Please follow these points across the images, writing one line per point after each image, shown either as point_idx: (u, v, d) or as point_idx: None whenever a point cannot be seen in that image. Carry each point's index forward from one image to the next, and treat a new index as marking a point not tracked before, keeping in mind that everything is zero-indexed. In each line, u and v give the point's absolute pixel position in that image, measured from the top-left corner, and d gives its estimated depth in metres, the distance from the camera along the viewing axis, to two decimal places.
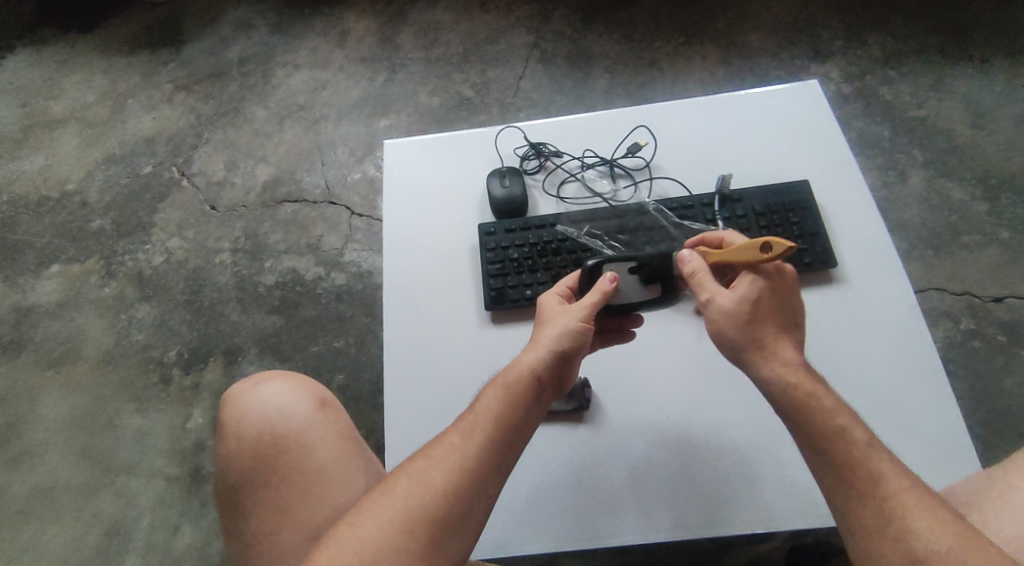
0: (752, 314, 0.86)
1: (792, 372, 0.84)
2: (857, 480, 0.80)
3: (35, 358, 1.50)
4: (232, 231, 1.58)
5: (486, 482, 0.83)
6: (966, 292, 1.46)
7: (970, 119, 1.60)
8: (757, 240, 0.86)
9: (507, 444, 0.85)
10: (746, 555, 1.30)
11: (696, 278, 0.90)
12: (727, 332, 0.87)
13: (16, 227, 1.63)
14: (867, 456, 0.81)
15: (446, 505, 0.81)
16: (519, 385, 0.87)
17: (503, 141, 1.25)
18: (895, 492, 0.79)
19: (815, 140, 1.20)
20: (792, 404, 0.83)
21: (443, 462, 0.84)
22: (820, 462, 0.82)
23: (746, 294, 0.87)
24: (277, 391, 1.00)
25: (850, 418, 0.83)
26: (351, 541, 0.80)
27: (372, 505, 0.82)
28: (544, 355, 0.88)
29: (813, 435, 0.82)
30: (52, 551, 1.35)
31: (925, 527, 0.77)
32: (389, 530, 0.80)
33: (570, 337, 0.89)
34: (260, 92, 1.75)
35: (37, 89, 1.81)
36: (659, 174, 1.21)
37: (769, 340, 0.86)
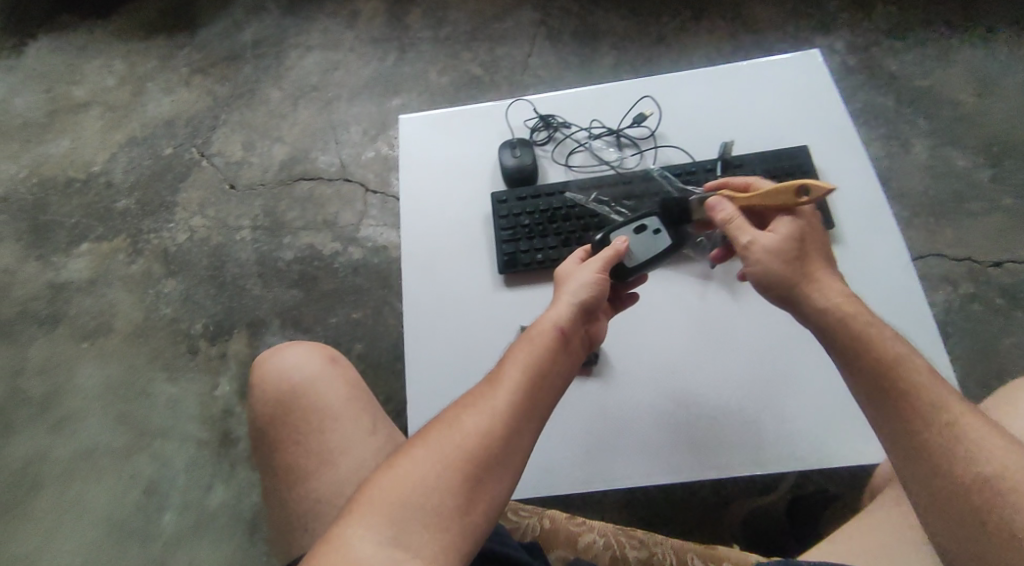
0: (797, 252, 0.91)
1: (847, 301, 0.87)
2: (922, 403, 0.80)
3: (70, 332, 1.57)
4: (252, 209, 1.63)
5: (522, 424, 0.84)
6: (968, 258, 1.49)
7: (974, 87, 1.62)
8: (795, 183, 0.92)
9: (537, 389, 0.86)
10: (747, 509, 1.37)
11: (732, 224, 0.96)
12: (774, 270, 0.91)
13: (46, 207, 1.70)
14: (927, 383, 0.81)
15: (485, 446, 0.81)
16: (546, 333, 0.89)
17: (513, 113, 1.30)
18: (957, 414, 0.79)
19: (817, 107, 1.23)
20: (849, 334, 0.85)
21: (476, 407, 0.84)
22: (881, 393, 0.82)
23: (788, 234, 0.92)
24: (292, 357, 1.06)
25: (907, 347, 0.84)
26: (394, 482, 0.80)
27: (411, 449, 0.82)
28: (566, 309, 0.92)
29: (873, 363, 0.83)
30: (93, 510, 1.42)
31: (992, 448, 0.76)
32: (431, 469, 0.80)
33: (589, 288, 0.94)
34: (274, 74, 1.79)
35: (60, 75, 1.87)
36: (664, 142, 1.25)
37: (817, 274, 0.90)
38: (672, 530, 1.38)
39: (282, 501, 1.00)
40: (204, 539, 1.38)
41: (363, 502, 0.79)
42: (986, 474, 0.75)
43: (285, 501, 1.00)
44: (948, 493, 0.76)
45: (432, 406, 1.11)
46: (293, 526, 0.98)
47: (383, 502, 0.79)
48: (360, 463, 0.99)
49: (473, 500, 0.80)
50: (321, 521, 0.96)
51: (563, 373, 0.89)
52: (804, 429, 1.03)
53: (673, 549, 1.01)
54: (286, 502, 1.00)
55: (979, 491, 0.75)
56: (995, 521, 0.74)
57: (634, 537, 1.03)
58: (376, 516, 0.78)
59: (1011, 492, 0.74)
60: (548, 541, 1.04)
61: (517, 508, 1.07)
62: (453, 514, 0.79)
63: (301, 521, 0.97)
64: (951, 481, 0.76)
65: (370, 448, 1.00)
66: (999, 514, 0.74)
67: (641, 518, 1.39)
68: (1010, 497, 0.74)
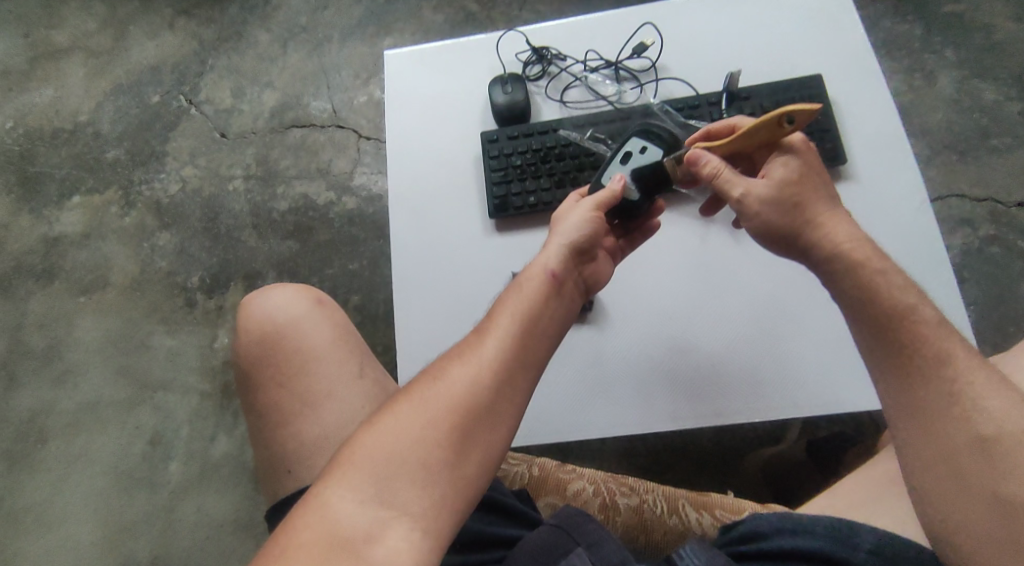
0: (794, 195, 0.87)
1: (855, 246, 0.84)
2: (926, 353, 0.78)
3: (67, 286, 1.57)
4: (244, 158, 1.61)
5: (511, 373, 0.82)
6: (989, 198, 1.42)
7: (1008, 15, 1.51)
8: (772, 114, 0.85)
9: (526, 335, 0.84)
10: (760, 459, 1.37)
11: (720, 175, 0.90)
12: (772, 222, 0.88)
13: (35, 159, 1.67)
14: (938, 338, 0.78)
15: (473, 398, 0.80)
16: (536, 281, 0.87)
17: (505, 47, 1.23)
18: (964, 372, 0.77)
19: (833, 33, 1.15)
20: (854, 281, 0.83)
21: (463, 358, 0.83)
22: (886, 341, 0.80)
23: (783, 175, 0.88)
24: (280, 300, 1.04)
25: (918, 297, 0.81)
26: (377, 440, 0.79)
27: (395, 407, 0.81)
28: (557, 252, 0.90)
29: (878, 315, 0.81)
30: (101, 459, 1.47)
31: (995, 406, 0.74)
32: (415, 425, 0.79)
33: (582, 233, 0.91)
34: (261, 14, 1.71)
35: (38, 17, 1.79)
36: (666, 75, 1.18)
37: (821, 217, 0.86)
38: (671, 476, 1.39)
39: (267, 442, 0.99)
40: (212, 485, 1.43)
41: (346, 461, 0.78)
42: (983, 435, 0.74)
43: (270, 442, 0.99)
44: (939, 452, 0.76)
45: (422, 352, 1.10)
46: (278, 467, 0.98)
47: (367, 460, 0.78)
48: (347, 405, 0.98)
49: (461, 454, 0.79)
50: (305, 463, 0.96)
51: (555, 318, 0.87)
52: (806, 374, 1.01)
53: (663, 497, 1.03)
54: (269, 446, 0.99)
55: (973, 452, 0.74)
56: (984, 482, 0.73)
57: (624, 484, 1.05)
58: (359, 475, 0.77)
59: (1005, 455, 0.73)
60: (537, 488, 1.06)
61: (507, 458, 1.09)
62: (439, 468, 0.78)
63: (285, 462, 0.97)
64: (945, 439, 0.75)
65: (358, 391, 1.00)
66: (990, 475, 0.73)
67: (641, 465, 1.40)
68: (1005, 460, 0.73)
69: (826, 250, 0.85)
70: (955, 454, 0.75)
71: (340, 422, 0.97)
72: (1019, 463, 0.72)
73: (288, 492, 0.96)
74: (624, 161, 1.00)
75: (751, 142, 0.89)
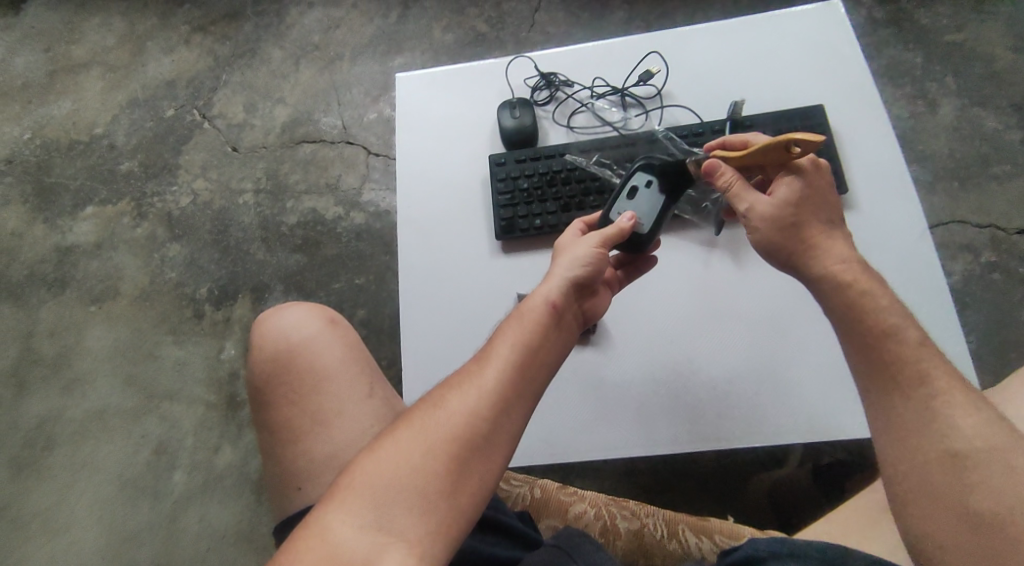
0: (794, 217, 0.89)
1: (846, 268, 0.87)
2: (907, 373, 0.81)
3: (78, 295, 1.60)
4: (254, 172, 1.63)
5: (508, 403, 0.85)
6: (990, 225, 1.43)
7: (1012, 42, 1.52)
8: (779, 139, 0.88)
9: (525, 365, 0.87)
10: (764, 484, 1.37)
11: (731, 189, 0.93)
12: (770, 239, 0.90)
13: (51, 170, 1.70)
14: (917, 356, 0.81)
15: (470, 426, 0.83)
16: (536, 312, 0.90)
17: (514, 71, 1.25)
18: (942, 390, 0.80)
19: (834, 63, 1.17)
20: (843, 300, 0.85)
21: (463, 387, 0.86)
22: (873, 360, 0.83)
23: (784, 196, 0.90)
24: (294, 318, 1.06)
25: (904, 317, 0.83)
26: (377, 466, 0.82)
27: (395, 433, 0.84)
28: (559, 284, 0.92)
29: (864, 334, 0.84)
30: (106, 468, 1.49)
31: (969, 424, 0.78)
32: (414, 453, 0.82)
33: (584, 265, 0.94)
34: (275, 32, 1.75)
35: (59, 32, 1.83)
36: (671, 102, 1.20)
37: (814, 235, 0.89)
38: (673, 498, 1.40)
39: (277, 458, 1.01)
40: (214, 496, 1.45)
41: (346, 486, 0.81)
42: (953, 450, 0.77)
43: (280, 458, 1.01)
44: (910, 466, 0.78)
45: (427, 371, 1.11)
46: (288, 483, 0.99)
47: (366, 486, 0.81)
48: (356, 424, 1.00)
49: (457, 483, 0.82)
50: (314, 480, 0.98)
51: (554, 349, 0.90)
52: (805, 401, 1.02)
53: (663, 521, 1.04)
54: (280, 461, 1.01)
55: (943, 468, 0.77)
56: (950, 495, 0.76)
57: (624, 508, 1.06)
58: (359, 501, 0.80)
59: (971, 470, 0.76)
60: (539, 510, 1.08)
61: (508, 479, 1.11)
62: (435, 496, 0.81)
63: (294, 478, 0.99)
64: (916, 454, 0.78)
65: (367, 410, 1.01)
66: (958, 488, 0.76)
67: (642, 486, 1.41)
68: (969, 475, 0.76)
69: (820, 267, 0.87)
70: (925, 470, 0.78)
71: (348, 440, 0.99)
72: (986, 480, 0.75)
73: (296, 508, 0.98)
74: (629, 197, 1.01)
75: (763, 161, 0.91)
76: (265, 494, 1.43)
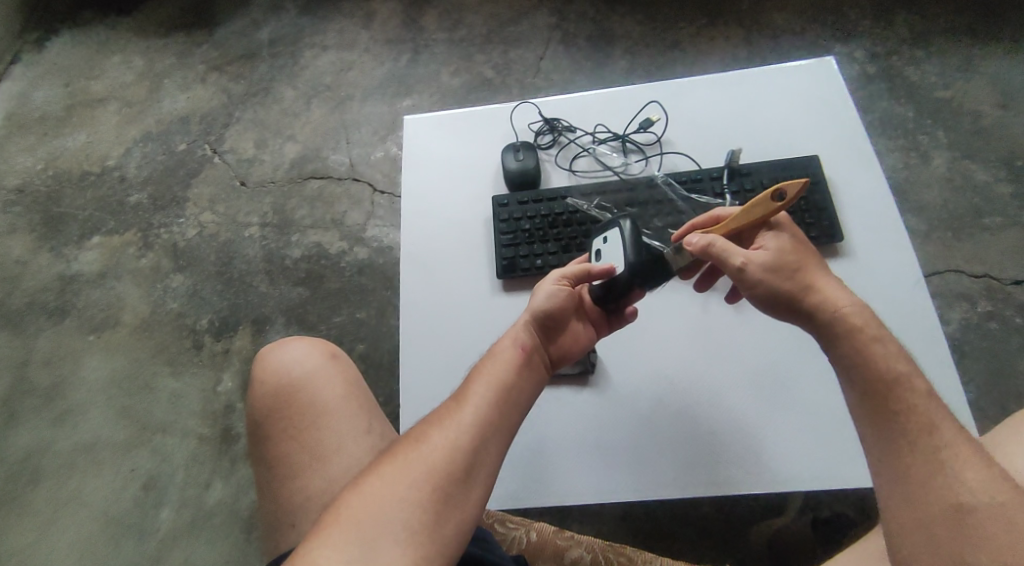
0: (797, 262, 0.90)
1: (854, 312, 0.86)
2: (912, 425, 0.81)
3: (79, 324, 1.60)
4: (261, 206, 1.66)
5: (486, 438, 0.85)
6: (986, 274, 1.44)
7: (999, 98, 1.58)
8: (767, 192, 0.89)
9: (500, 402, 0.87)
10: (762, 535, 1.34)
11: (714, 248, 0.91)
12: (778, 285, 0.89)
13: (60, 200, 1.73)
14: (926, 409, 0.81)
15: (450, 461, 0.83)
16: (504, 352, 0.92)
17: (519, 117, 1.29)
18: (949, 442, 0.79)
19: (827, 116, 1.21)
20: (848, 350, 0.85)
21: (443, 423, 0.86)
22: (880, 410, 0.82)
23: (782, 243, 0.91)
24: (297, 351, 1.06)
25: (908, 367, 0.83)
26: (361, 502, 0.81)
27: (379, 469, 0.83)
28: (522, 326, 0.95)
29: (868, 386, 0.84)
30: (94, 500, 1.45)
31: (976, 478, 0.77)
32: (399, 486, 0.81)
33: (548, 306, 0.96)
34: (288, 73, 1.81)
35: (80, 70, 1.90)
36: (671, 149, 1.23)
37: (819, 282, 0.89)
38: (671, 543, 1.37)
39: (274, 493, 1.00)
40: (202, 534, 1.41)
41: (333, 521, 0.80)
42: (957, 503, 0.76)
43: (277, 493, 0.99)
44: (918, 518, 0.77)
45: (425, 407, 1.10)
46: (282, 521, 0.98)
47: (351, 522, 0.80)
48: (354, 460, 0.99)
49: (441, 516, 0.81)
50: (310, 517, 0.96)
51: (527, 389, 0.91)
52: (804, 447, 1.01)
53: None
54: (276, 496, 0.99)
55: (949, 520, 0.76)
56: (955, 546, 0.75)
57: (622, 554, 1.04)
58: (345, 536, 0.79)
59: (975, 525, 0.75)
60: (535, 555, 1.05)
61: (505, 520, 1.08)
62: (420, 531, 0.80)
63: (290, 514, 0.98)
64: (924, 506, 0.77)
65: (365, 446, 1.00)
66: (961, 544, 0.75)
67: (641, 533, 1.38)
68: (975, 531, 0.75)
69: (824, 316, 0.87)
70: (932, 523, 0.77)
71: (345, 477, 0.98)
72: (988, 535, 0.74)
73: (288, 545, 0.96)
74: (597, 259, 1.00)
75: (749, 220, 0.92)
76: (255, 532, 1.40)
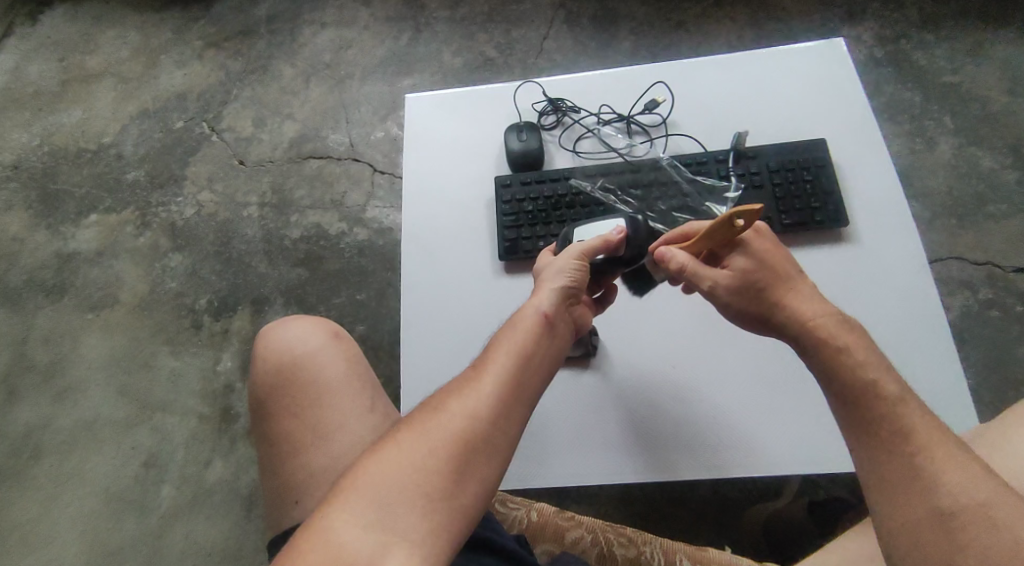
0: (756, 283, 0.89)
1: (829, 320, 0.86)
2: (886, 432, 0.80)
3: (77, 302, 1.59)
4: (260, 186, 1.64)
5: (508, 408, 0.85)
6: (987, 262, 1.44)
7: (1007, 85, 1.56)
8: (722, 219, 0.86)
9: (522, 371, 0.86)
10: None
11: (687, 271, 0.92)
12: (739, 307, 0.91)
13: (57, 177, 1.71)
14: (900, 413, 0.80)
15: (471, 429, 0.83)
16: (525, 321, 0.90)
17: (523, 96, 1.27)
18: (924, 445, 0.78)
19: (835, 100, 1.19)
20: (820, 357, 0.85)
21: (463, 392, 0.85)
22: (857, 422, 0.82)
23: (742, 264, 0.90)
24: (298, 330, 1.05)
25: (882, 370, 0.82)
26: (378, 468, 0.81)
27: (397, 436, 0.83)
28: (548, 294, 0.92)
29: (847, 394, 0.83)
30: (94, 478, 1.46)
31: (958, 480, 0.75)
32: (416, 455, 0.81)
33: (569, 274, 0.94)
34: (287, 50, 1.79)
35: (75, 44, 1.87)
36: (676, 131, 1.22)
37: (783, 297, 0.88)
38: (670, 526, 1.38)
39: (276, 471, 1.00)
40: (202, 512, 1.42)
41: (349, 486, 0.80)
42: (941, 509, 0.75)
43: (280, 471, 0.99)
44: (904, 523, 0.76)
45: (427, 389, 1.10)
46: (285, 498, 0.98)
47: (368, 487, 0.80)
48: (358, 439, 0.99)
49: (461, 484, 0.81)
50: (312, 495, 0.97)
51: (550, 357, 0.89)
52: (807, 433, 1.01)
53: (661, 549, 1.02)
54: (279, 474, 0.99)
55: (936, 524, 0.75)
56: (943, 551, 0.74)
57: (622, 535, 1.04)
58: (361, 501, 0.79)
59: (961, 529, 0.74)
60: (535, 535, 1.06)
61: (505, 501, 1.09)
62: (439, 499, 0.80)
63: (292, 492, 0.98)
64: (909, 511, 0.76)
65: (367, 425, 1.00)
66: (949, 548, 0.73)
67: (639, 515, 1.39)
68: (960, 534, 0.73)
69: (794, 326, 0.87)
70: (919, 531, 0.75)
71: (348, 455, 0.98)
72: (975, 538, 0.73)
73: (291, 523, 0.97)
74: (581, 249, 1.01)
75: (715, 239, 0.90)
76: (256, 511, 1.41)
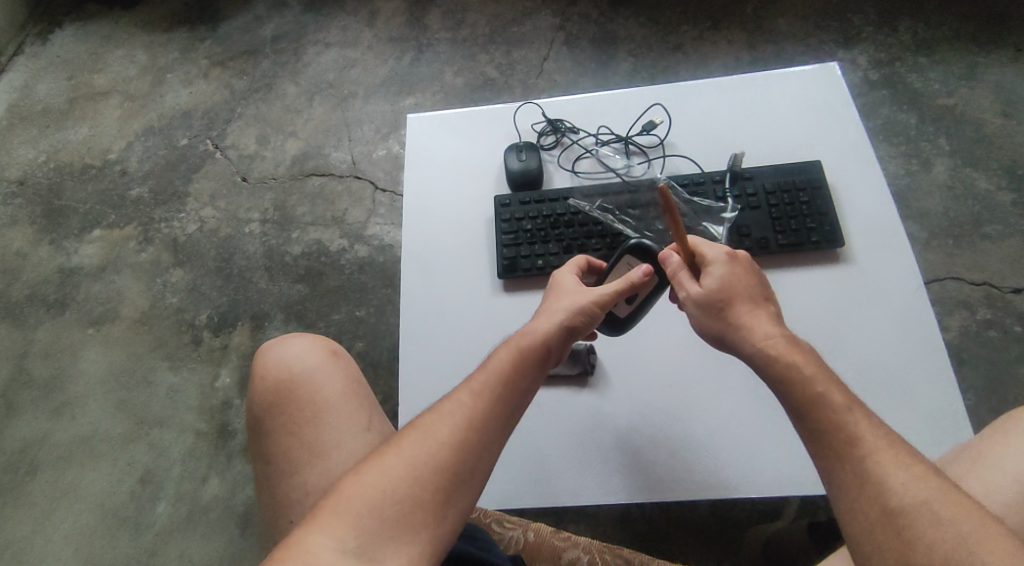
0: (722, 300, 0.91)
1: (773, 342, 0.87)
2: (837, 439, 0.80)
3: (77, 317, 1.60)
4: (262, 202, 1.66)
5: (491, 445, 0.85)
6: (985, 282, 1.44)
7: (1001, 107, 1.58)
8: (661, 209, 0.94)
9: (513, 408, 0.87)
10: None
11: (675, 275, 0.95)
12: (704, 323, 0.92)
13: (62, 193, 1.73)
14: (847, 421, 0.80)
15: (455, 461, 0.83)
16: (530, 349, 0.90)
17: (523, 117, 1.29)
18: (872, 449, 0.79)
19: (830, 122, 1.21)
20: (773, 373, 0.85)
21: (455, 419, 0.85)
22: (809, 431, 0.82)
23: (713, 280, 0.92)
24: (298, 348, 1.05)
25: (828, 382, 0.83)
26: (359, 489, 0.81)
27: (382, 456, 0.83)
28: (555, 323, 0.92)
29: (799, 408, 0.83)
30: (90, 493, 1.45)
31: (902, 480, 0.76)
32: (397, 481, 0.81)
33: (582, 313, 0.93)
34: (291, 70, 1.81)
35: (84, 63, 1.90)
36: (674, 152, 1.23)
37: (745, 317, 0.89)
38: (670, 548, 1.37)
39: (272, 489, 1.00)
40: (198, 530, 1.41)
41: (328, 507, 0.80)
42: (891, 509, 0.75)
43: (275, 489, 0.99)
44: (861, 527, 0.76)
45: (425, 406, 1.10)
46: (280, 517, 0.98)
47: (347, 508, 0.80)
48: (354, 458, 0.99)
49: (438, 518, 0.81)
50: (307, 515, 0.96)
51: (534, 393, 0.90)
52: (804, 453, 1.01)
53: None
54: (274, 492, 0.99)
55: (886, 525, 0.75)
56: (896, 551, 0.74)
57: (618, 556, 1.03)
58: (339, 522, 0.79)
59: (911, 529, 0.74)
60: (531, 556, 1.05)
61: (501, 519, 1.08)
62: (416, 530, 0.80)
63: (287, 511, 0.98)
64: (863, 514, 0.76)
65: (364, 445, 0.99)
66: (902, 547, 0.74)
67: (639, 536, 1.38)
68: (910, 532, 0.74)
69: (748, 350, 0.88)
70: (873, 532, 0.75)
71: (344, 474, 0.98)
72: (924, 535, 0.73)
73: None
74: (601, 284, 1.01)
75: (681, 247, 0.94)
76: (251, 528, 1.39)
